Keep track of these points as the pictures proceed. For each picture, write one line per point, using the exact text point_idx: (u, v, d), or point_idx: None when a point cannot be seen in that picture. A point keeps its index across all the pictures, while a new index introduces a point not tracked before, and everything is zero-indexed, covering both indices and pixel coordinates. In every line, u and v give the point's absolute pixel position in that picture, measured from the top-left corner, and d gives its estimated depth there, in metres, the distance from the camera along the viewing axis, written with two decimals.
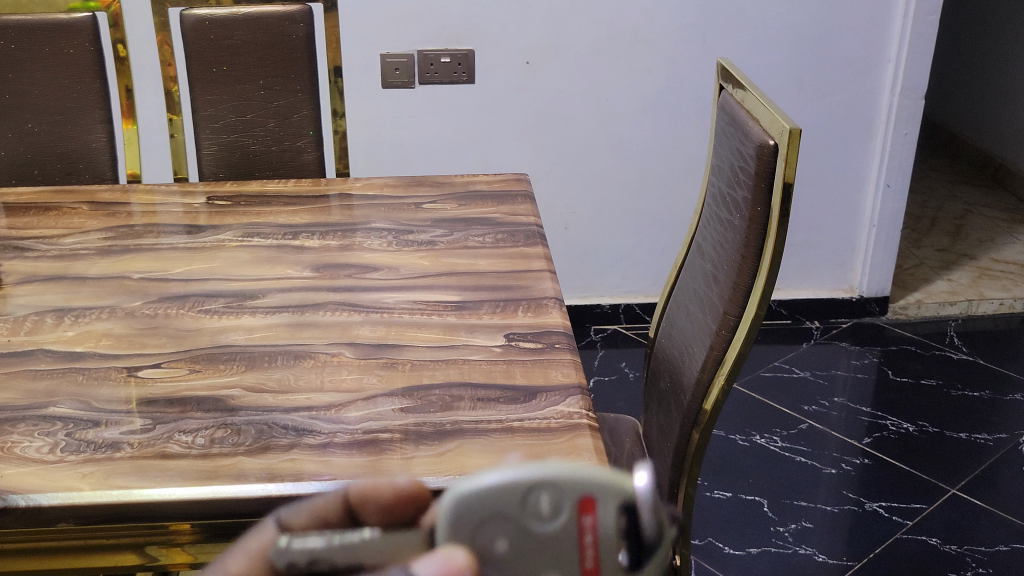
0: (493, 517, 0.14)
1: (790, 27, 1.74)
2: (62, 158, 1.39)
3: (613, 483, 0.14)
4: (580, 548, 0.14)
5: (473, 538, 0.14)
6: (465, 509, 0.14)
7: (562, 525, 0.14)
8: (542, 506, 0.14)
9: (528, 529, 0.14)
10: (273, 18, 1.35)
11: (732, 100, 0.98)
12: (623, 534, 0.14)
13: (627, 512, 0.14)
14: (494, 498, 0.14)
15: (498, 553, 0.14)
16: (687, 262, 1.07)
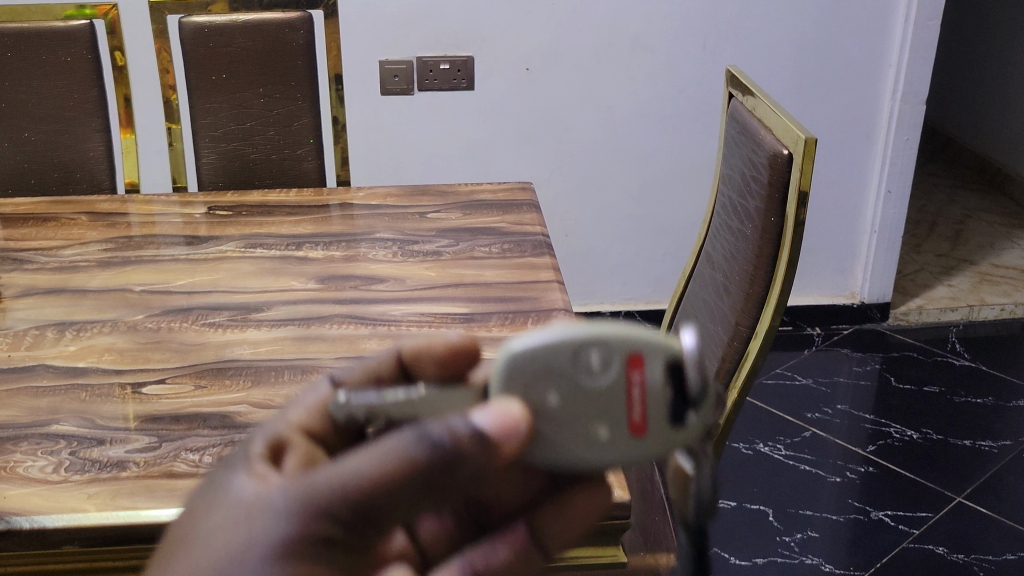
0: (589, 364, 0.34)
1: (791, 33, 1.73)
2: (59, 167, 1.38)
3: (659, 351, 0.34)
4: (638, 385, 0.34)
5: (572, 382, 0.34)
6: (575, 361, 0.34)
7: (624, 370, 0.34)
8: (615, 362, 0.34)
9: (604, 372, 0.34)
10: (273, 25, 1.34)
11: (741, 108, 0.97)
12: (663, 380, 0.34)
13: (668, 369, 0.34)
14: (588, 355, 0.34)
15: (583, 385, 0.34)
16: (696, 272, 1.05)
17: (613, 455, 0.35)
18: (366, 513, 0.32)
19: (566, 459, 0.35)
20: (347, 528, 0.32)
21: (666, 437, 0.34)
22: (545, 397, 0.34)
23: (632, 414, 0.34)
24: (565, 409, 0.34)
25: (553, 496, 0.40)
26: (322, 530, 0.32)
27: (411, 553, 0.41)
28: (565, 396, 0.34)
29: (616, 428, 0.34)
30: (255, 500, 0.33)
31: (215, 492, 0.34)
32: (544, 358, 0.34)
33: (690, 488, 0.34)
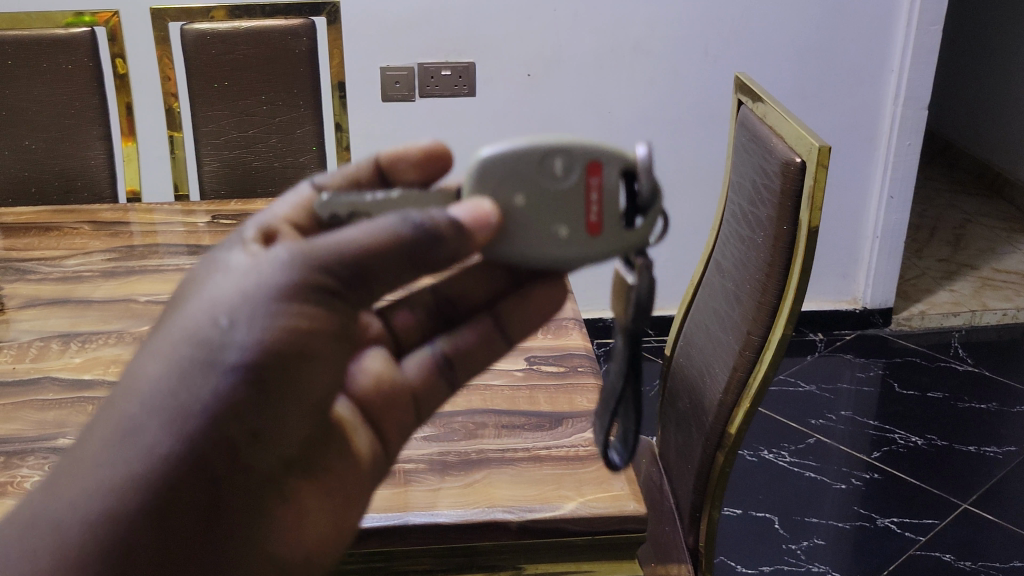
0: (550, 169, 0.47)
1: (793, 39, 1.73)
2: (60, 176, 1.37)
3: (616, 162, 0.47)
4: (595, 190, 0.48)
5: (538, 184, 0.48)
6: (535, 167, 0.47)
7: (585, 176, 0.48)
8: (576, 171, 0.47)
9: (567, 177, 0.48)
10: (275, 33, 1.33)
11: (751, 116, 0.96)
12: (617, 184, 0.48)
13: (620, 174, 0.48)
14: (552, 165, 0.47)
15: (541, 191, 0.48)
16: (705, 280, 1.05)
17: (572, 246, 0.49)
18: (354, 271, 0.44)
19: (536, 250, 0.49)
20: (342, 282, 0.44)
21: (615, 233, 0.49)
22: (521, 196, 0.48)
23: (587, 216, 0.48)
24: (531, 205, 0.48)
25: (509, 293, 0.56)
26: (318, 281, 0.44)
27: (386, 335, 0.57)
28: (536, 196, 0.48)
29: (576, 224, 0.49)
30: (261, 261, 0.44)
31: (228, 263, 0.46)
32: (521, 165, 0.48)
33: (633, 291, 0.47)
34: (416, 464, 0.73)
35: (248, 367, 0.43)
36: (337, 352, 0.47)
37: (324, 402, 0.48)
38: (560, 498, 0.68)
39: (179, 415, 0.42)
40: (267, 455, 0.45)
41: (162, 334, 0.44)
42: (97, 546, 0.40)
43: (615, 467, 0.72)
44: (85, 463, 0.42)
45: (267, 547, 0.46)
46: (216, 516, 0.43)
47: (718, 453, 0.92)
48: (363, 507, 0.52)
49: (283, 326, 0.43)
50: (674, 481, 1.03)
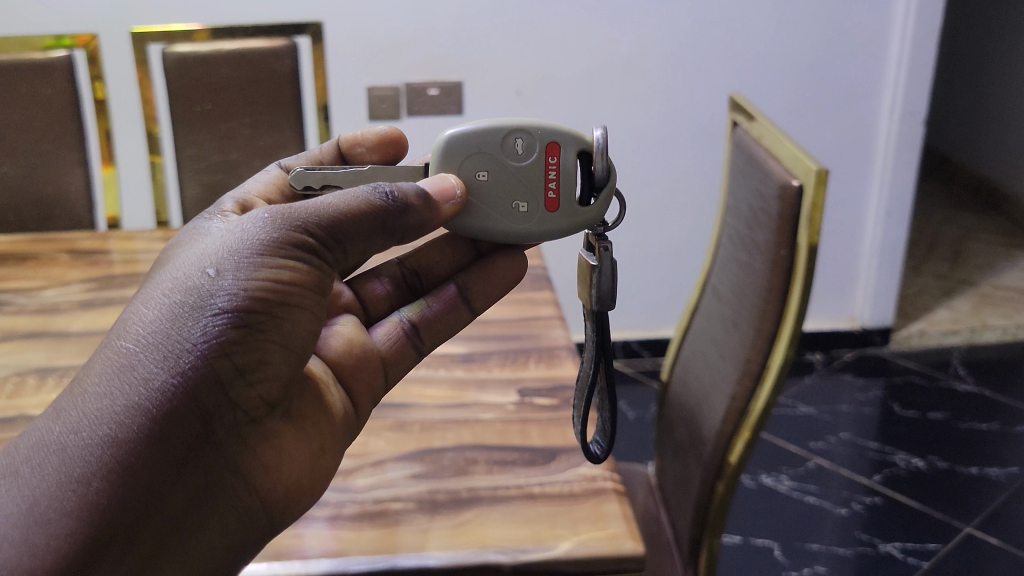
0: (503, 151, 0.62)
1: (786, 53, 1.71)
2: (39, 203, 1.34)
3: (563, 141, 0.61)
4: (546, 166, 0.62)
5: (490, 166, 0.62)
6: (488, 151, 0.62)
7: (535, 154, 0.62)
8: (524, 151, 0.62)
9: (518, 156, 0.62)
10: (259, 55, 1.30)
11: (747, 137, 0.93)
12: (569, 159, 0.62)
13: (570, 150, 0.61)
14: (504, 146, 0.62)
15: (489, 174, 0.63)
16: (701, 305, 1.02)
17: (538, 217, 0.63)
18: (331, 233, 0.57)
19: (507, 220, 0.63)
20: (319, 242, 0.57)
21: (572, 207, 0.62)
22: (496, 175, 0.63)
23: (538, 188, 0.62)
24: (491, 182, 0.63)
25: (475, 268, 0.70)
26: (297, 244, 0.56)
27: (357, 303, 0.73)
28: (508, 174, 0.62)
29: (540, 198, 0.63)
30: (247, 224, 0.57)
31: (217, 237, 0.58)
32: (494, 147, 0.62)
33: (593, 280, 0.60)
34: (404, 503, 0.69)
35: (234, 311, 0.54)
36: (315, 309, 0.58)
37: (304, 353, 0.58)
38: (556, 538, 0.65)
39: (169, 352, 0.52)
40: (251, 394, 0.55)
41: (158, 286, 0.56)
42: (104, 456, 0.50)
43: (612, 505, 0.68)
44: (90, 393, 0.52)
45: (248, 471, 0.56)
46: (203, 442, 0.53)
47: (717, 483, 0.89)
48: (335, 456, 0.64)
49: (264, 280, 0.55)
50: (673, 513, 1.00)
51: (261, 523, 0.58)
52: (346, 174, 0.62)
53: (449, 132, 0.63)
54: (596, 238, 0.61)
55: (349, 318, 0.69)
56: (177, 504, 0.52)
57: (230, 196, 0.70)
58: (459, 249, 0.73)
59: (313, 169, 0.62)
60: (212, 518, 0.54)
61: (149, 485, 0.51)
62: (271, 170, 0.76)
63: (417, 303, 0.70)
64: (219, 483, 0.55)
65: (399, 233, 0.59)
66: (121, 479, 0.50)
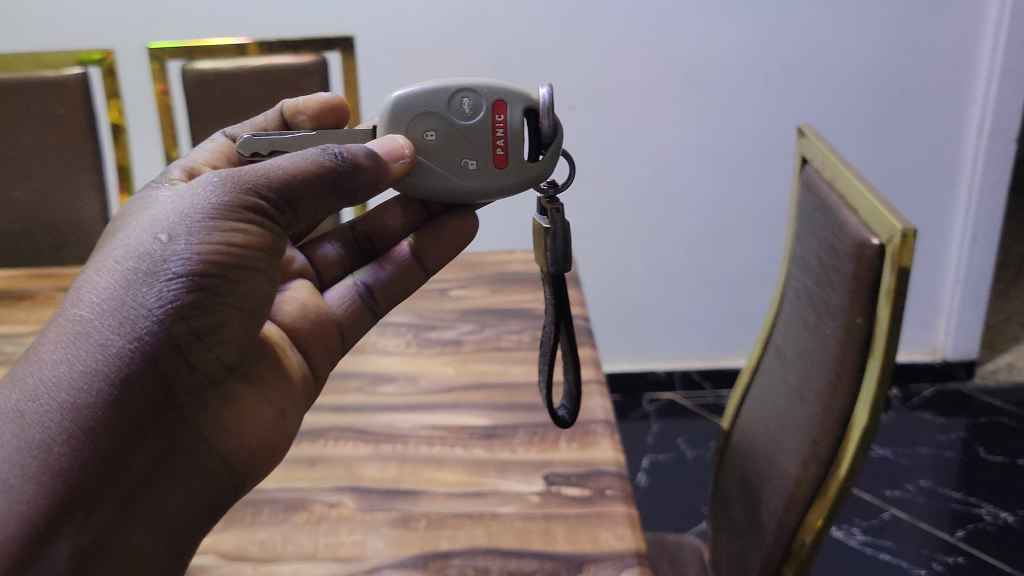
0: (446, 112, 0.64)
1: (862, 67, 1.57)
2: (52, 230, 1.26)
3: (509, 98, 0.64)
4: (493, 125, 0.65)
5: (435, 126, 0.65)
6: (432, 111, 0.64)
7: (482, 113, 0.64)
8: (470, 112, 0.64)
9: (465, 115, 0.64)
10: (286, 71, 1.21)
11: (819, 179, 0.79)
12: (516, 115, 0.64)
13: (516, 108, 0.64)
14: (447, 105, 0.64)
15: (436, 133, 0.65)
16: (761, 364, 0.90)
17: (486, 174, 0.66)
18: (282, 194, 0.57)
19: (457, 178, 0.66)
20: (270, 204, 0.57)
21: (521, 162, 0.65)
22: (445, 133, 0.65)
23: (486, 146, 0.65)
24: (439, 140, 0.65)
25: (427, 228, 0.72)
26: (249, 206, 0.56)
27: (310, 269, 0.75)
28: (455, 133, 0.65)
29: (489, 155, 0.65)
30: (196, 189, 0.57)
31: (166, 202, 0.57)
32: (442, 107, 0.64)
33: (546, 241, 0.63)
34: None
35: (189, 276, 0.53)
36: (268, 272, 0.58)
37: (259, 314, 0.58)
38: None
39: (126, 318, 0.51)
40: (210, 357, 0.54)
41: (109, 254, 0.54)
42: (64, 422, 0.47)
43: None
44: (43, 360, 0.50)
45: (211, 435, 0.56)
46: (165, 406, 0.52)
47: (782, 569, 0.77)
48: (296, 416, 0.64)
49: (217, 243, 0.54)
50: None
51: (225, 486, 0.57)
52: (293, 139, 0.63)
53: (394, 95, 0.65)
54: (548, 201, 0.64)
55: (302, 284, 0.71)
56: (139, 469, 0.50)
57: (178, 165, 0.73)
58: (410, 212, 0.75)
59: (258, 136, 0.63)
60: (175, 485, 0.53)
61: (111, 450, 0.48)
62: (216, 139, 0.80)
63: (371, 267, 0.72)
64: (181, 448, 0.53)
65: (349, 194, 0.60)
66: (82, 443, 0.47)
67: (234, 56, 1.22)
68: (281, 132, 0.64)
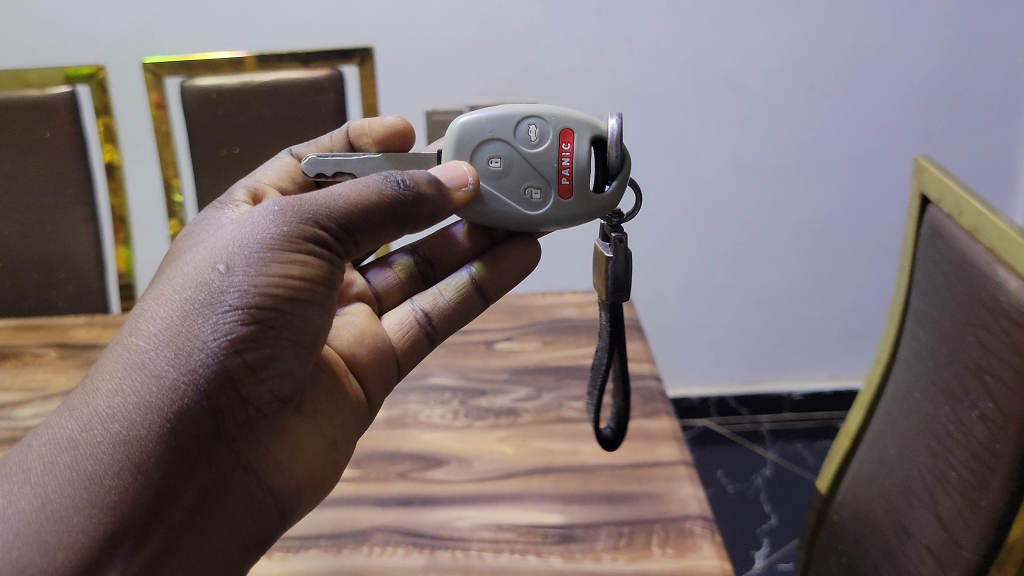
0: (511, 138, 0.60)
1: (915, 71, 1.43)
2: (39, 266, 1.12)
3: (577, 126, 0.59)
4: (559, 155, 0.60)
5: (499, 153, 0.61)
6: (497, 137, 0.60)
7: (549, 141, 0.60)
8: (536, 141, 0.60)
9: (530, 143, 0.60)
10: (297, 88, 1.08)
11: (951, 224, 0.67)
12: (585, 146, 0.59)
13: (585, 138, 0.59)
14: (512, 131, 0.60)
15: (500, 159, 0.61)
16: (868, 433, 0.78)
17: (551, 204, 0.61)
18: (344, 225, 0.55)
19: (520, 207, 0.62)
20: (331, 235, 0.55)
21: (586, 192, 0.60)
22: (509, 161, 0.61)
23: (551, 176, 0.60)
24: (503, 168, 0.61)
25: (490, 255, 0.69)
26: (309, 237, 0.55)
27: (369, 292, 0.74)
28: (520, 161, 0.60)
29: (553, 184, 0.61)
30: (257, 216, 0.55)
31: (229, 229, 0.57)
32: (507, 134, 0.60)
33: (609, 270, 0.61)
34: None
35: (245, 309, 0.52)
36: (325, 303, 0.57)
37: (315, 346, 0.58)
38: None
39: (181, 349, 0.51)
40: (262, 390, 0.54)
41: (170, 281, 0.55)
42: (116, 454, 0.49)
43: None
44: (101, 390, 0.51)
45: (262, 469, 0.56)
46: (215, 439, 0.52)
47: None
48: (349, 445, 0.64)
49: (274, 276, 0.53)
50: None
51: (274, 518, 0.57)
52: (360, 160, 0.62)
53: (460, 119, 0.61)
54: (610, 229, 0.62)
55: (360, 307, 0.70)
56: (188, 503, 0.51)
57: (241, 185, 0.70)
58: (473, 236, 0.72)
59: (326, 155, 0.61)
60: (225, 518, 0.53)
61: (161, 484, 0.49)
62: (282, 157, 0.76)
63: (430, 293, 0.70)
64: (230, 481, 0.53)
65: (410, 224, 0.57)
66: (133, 476, 0.49)
67: (234, 72, 1.10)
68: (347, 154, 0.62)
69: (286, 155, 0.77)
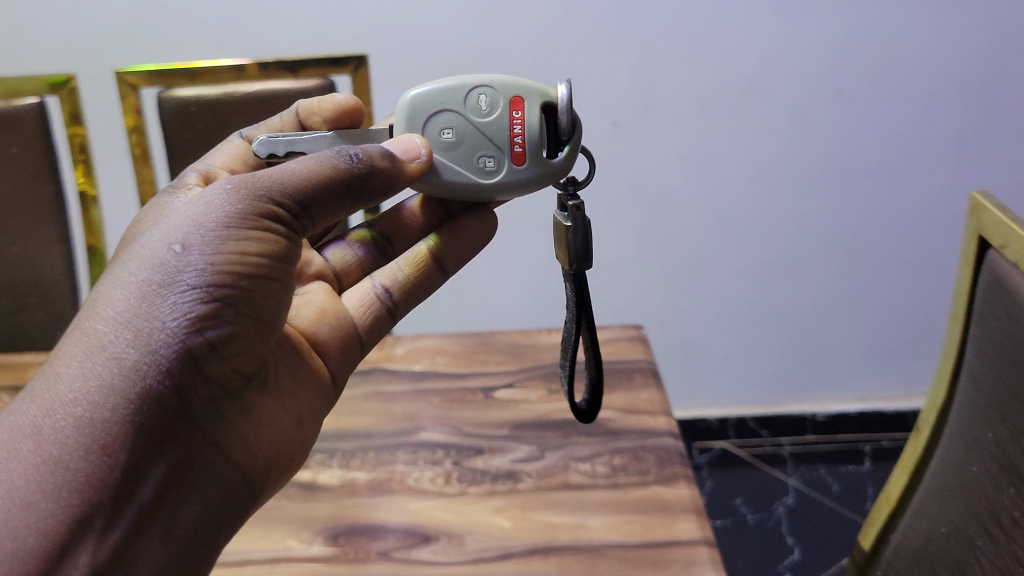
0: (460, 109, 0.59)
1: (951, 76, 1.33)
2: (7, 291, 1.04)
3: (527, 95, 0.58)
4: (511, 123, 0.58)
5: (448, 125, 0.59)
6: (446, 108, 0.59)
7: (501, 111, 0.58)
8: (486, 111, 0.58)
9: (481, 113, 0.58)
10: (283, 99, 1.00)
11: (1019, 276, 0.57)
12: (536, 114, 0.58)
13: (535, 106, 0.58)
14: (461, 102, 0.58)
15: (450, 131, 0.59)
16: (914, 502, 0.68)
17: (505, 172, 0.59)
18: (302, 202, 0.54)
19: (474, 177, 0.60)
20: (289, 213, 0.54)
21: (540, 159, 0.59)
22: (460, 132, 0.59)
23: (502, 143, 0.59)
24: (454, 139, 0.59)
25: (447, 227, 0.68)
26: (264, 214, 0.53)
27: (328, 269, 0.72)
28: (472, 131, 0.59)
29: (507, 152, 0.59)
30: (211, 195, 0.53)
31: (182, 208, 0.54)
32: (457, 105, 0.59)
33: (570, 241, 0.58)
34: None
35: (205, 288, 0.50)
36: (285, 280, 0.55)
37: (276, 323, 0.56)
38: None
39: (142, 330, 0.49)
40: (226, 368, 0.53)
41: (125, 262, 0.52)
42: (81, 437, 0.46)
43: None
44: (59, 374, 0.48)
45: (227, 447, 0.55)
46: (180, 419, 0.50)
47: None
48: (313, 428, 0.64)
49: (232, 254, 0.51)
50: None
51: (242, 495, 0.56)
52: (310, 140, 0.59)
53: (410, 93, 0.59)
54: (568, 198, 0.59)
55: (319, 286, 0.69)
56: (155, 484, 0.49)
57: (194, 168, 0.70)
58: (426, 209, 0.70)
59: (277, 136, 0.59)
60: (193, 498, 0.52)
61: (128, 467, 0.47)
62: (232, 139, 0.75)
63: (389, 268, 0.69)
64: (198, 460, 0.52)
65: (366, 198, 0.56)
66: (101, 459, 0.46)
67: (232, 79, 1.01)
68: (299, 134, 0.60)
69: (236, 137, 0.76)
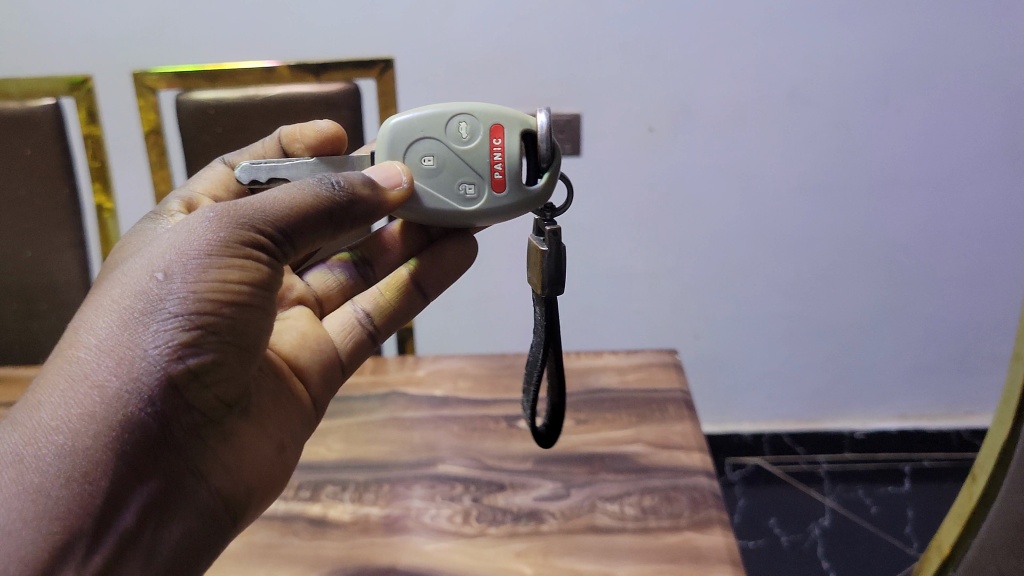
0: (440, 137, 0.56)
1: (1006, 83, 1.26)
2: (19, 295, 1.01)
3: (507, 122, 0.55)
4: (491, 149, 0.55)
5: (428, 152, 0.56)
6: (425, 135, 0.56)
7: (481, 136, 0.55)
8: (467, 137, 0.55)
9: (462, 139, 0.55)
10: (304, 103, 0.96)
11: None
12: (517, 140, 0.55)
13: (516, 133, 0.55)
14: (441, 129, 0.55)
15: (431, 158, 0.56)
16: (971, 557, 0.63)
17: (486, 200, 0.56)
18: (283, 230, 0.51)
19: (455, 205, 0.57)
20: (269, 241, 0.51)
21: (520, 186, 0.56)
22: (441, 158, 0.56)
23: (482, 170, 0.55)
24: (433, 165, 0.56)
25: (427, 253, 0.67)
26: (246, 242, 0.50)
27: (310, 296, 0.69)
28: (452, 158, 0.56)
29: (487, 179, 0.56)
30: (193, 222, 0.50)
31: (162, 233, 0.51)
32: (437, 131, 0.56)
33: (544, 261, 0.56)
34: None
35: (186, 316, 0.47)
36: (266, 308, 0.52)
37: (258, 351, 0.53)
38: None
39: (124, 356, 0.45)
40: (207, 396, 0.49)
41: (104, 288, 0.48)
42: (61, 465, 0.43)
43: None
44: (37, 401, 0.45)
45: (207, 475, 0.51)
46: (160, 447, 0.47)
47: None
48: (295, 450, 0.61)
49: (213, 281, 0.48)
50: None
51: (224, 523, 0.53)
52: (292, 167, 0.56)
53: (389, 120, 0.56)
54: (544, 223, 0.57)
55: (301, 310, 0.67)
56: (138, 514, 0.45)
57: (175, 195, 0.68)
58: (406, 233, 0.69)
59: (261, 162, 0.56)
60: (176, 525, 0.49)
61: (111, 495, 0.44)
62: (215, 165, 0.74)
63: (370, 292, 0.68)
64: (181, 489, 0.49)
65: (346, 226, 0.53)
66: (82, 486, 0.43)
67: (262, 80, 0.98)
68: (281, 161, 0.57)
69: (219, 163, 0.75)
